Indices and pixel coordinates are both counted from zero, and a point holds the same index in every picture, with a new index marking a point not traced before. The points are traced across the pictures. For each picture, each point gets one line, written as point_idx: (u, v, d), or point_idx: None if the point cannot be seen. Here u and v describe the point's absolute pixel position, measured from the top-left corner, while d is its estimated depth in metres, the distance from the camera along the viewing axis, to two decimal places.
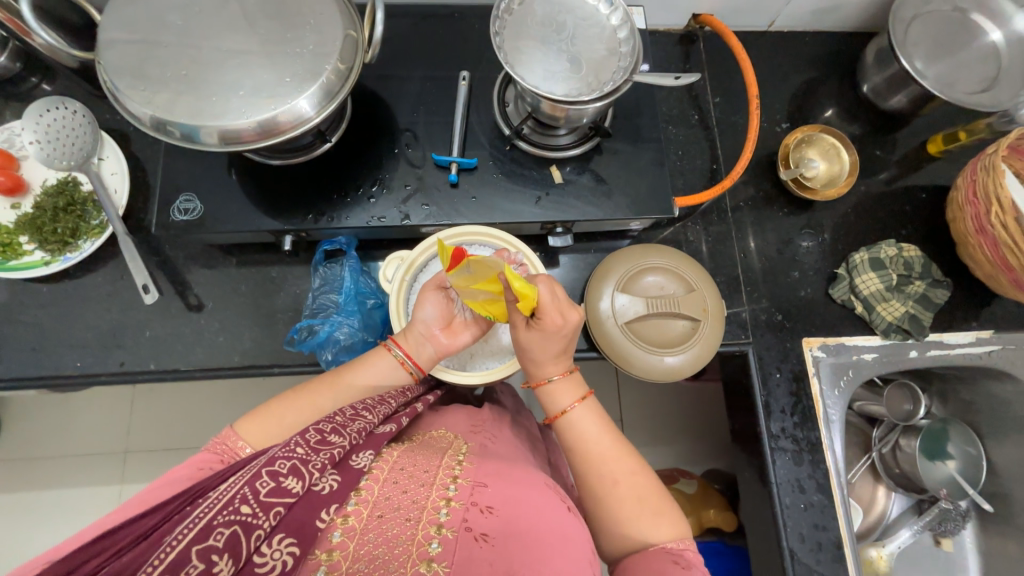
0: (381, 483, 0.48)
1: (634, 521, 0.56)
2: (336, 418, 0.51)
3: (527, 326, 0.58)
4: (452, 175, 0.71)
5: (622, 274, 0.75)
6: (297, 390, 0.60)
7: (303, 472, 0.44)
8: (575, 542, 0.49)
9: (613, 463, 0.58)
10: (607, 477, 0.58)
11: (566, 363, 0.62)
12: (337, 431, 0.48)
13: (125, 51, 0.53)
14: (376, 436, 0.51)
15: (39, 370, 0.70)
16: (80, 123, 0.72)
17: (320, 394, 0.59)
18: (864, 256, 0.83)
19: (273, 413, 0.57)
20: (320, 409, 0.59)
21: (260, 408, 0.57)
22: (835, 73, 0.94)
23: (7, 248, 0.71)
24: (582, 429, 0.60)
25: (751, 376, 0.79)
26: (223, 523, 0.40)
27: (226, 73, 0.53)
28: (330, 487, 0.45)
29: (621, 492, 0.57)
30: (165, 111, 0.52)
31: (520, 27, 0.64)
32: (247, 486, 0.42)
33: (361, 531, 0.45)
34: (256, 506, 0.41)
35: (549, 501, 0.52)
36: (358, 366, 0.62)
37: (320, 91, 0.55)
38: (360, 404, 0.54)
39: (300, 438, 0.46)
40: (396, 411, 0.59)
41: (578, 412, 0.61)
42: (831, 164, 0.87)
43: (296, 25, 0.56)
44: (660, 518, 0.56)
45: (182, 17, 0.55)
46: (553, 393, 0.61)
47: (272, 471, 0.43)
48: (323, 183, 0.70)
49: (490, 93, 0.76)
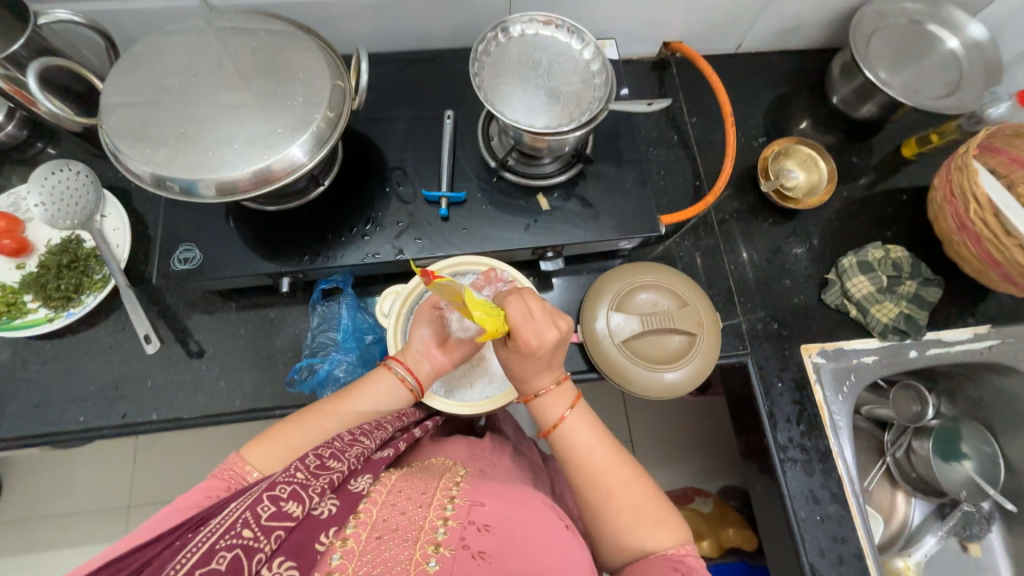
0: (379, 505, 0.48)
1: (631, 529, 0.54)
2: (335, 443, 0.51)
3: (506, 344, 0.58)
4: (442, 209, 0.73)
5: (615, 294, 0.77)
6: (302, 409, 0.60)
7: (303, 496, 0.44)
8: (573, 556, 0.49)
9: (606, 473, 0.57)
10: (600, 487, 0.57)
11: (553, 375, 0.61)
12: (336, 457, 0.49)
13: (127, 115, 0.56)
14: (373, 461, 0.52)
15: (41, 428, 0.71)
16: (84, 183, 0.75)
17: (324, 416, 0.59)
18: (852, 260, 0.84)
19: (281, 437, 0.57)
20: (327, 428, 0.59)
21: (267, 433, 0.57)
22: (805, 87, 0.98)
23: (12, 307, 0.73)
24: (574, 439, 0.59)
25: (753, 386, 0.79)
26: (225, 547, 0.39)
27: (223, 128, 0.56)
28: (329, 511, 0.45)
29: (615, 502, 0.56)
30: (164, 168, 0.55)
31: (499, 67, 0.68)
32: (248, 510, 0.42)
33: (360, 552, 0.44)
34: (257, 530, 0.41)
35: (548, 518, 0.51)
36: (361, 385, 0.62)
37: (311, 138, 0.58)
38: (357, 430, 0.55)
39: (300, 463, 0.47)
40: (393, 436, 0.59)
41: (571, 423, 0.60)
42: (810, 173, 0.89)
43: (286, 81, 0.59)
44: (658, 525, 0.54)
45: (181, 81, 0.58)
46: (542, 407, 0.61)
47: (273, 495, 0.43)
48: (318, 224, 0.72)
49: (474, 128, 0.79)
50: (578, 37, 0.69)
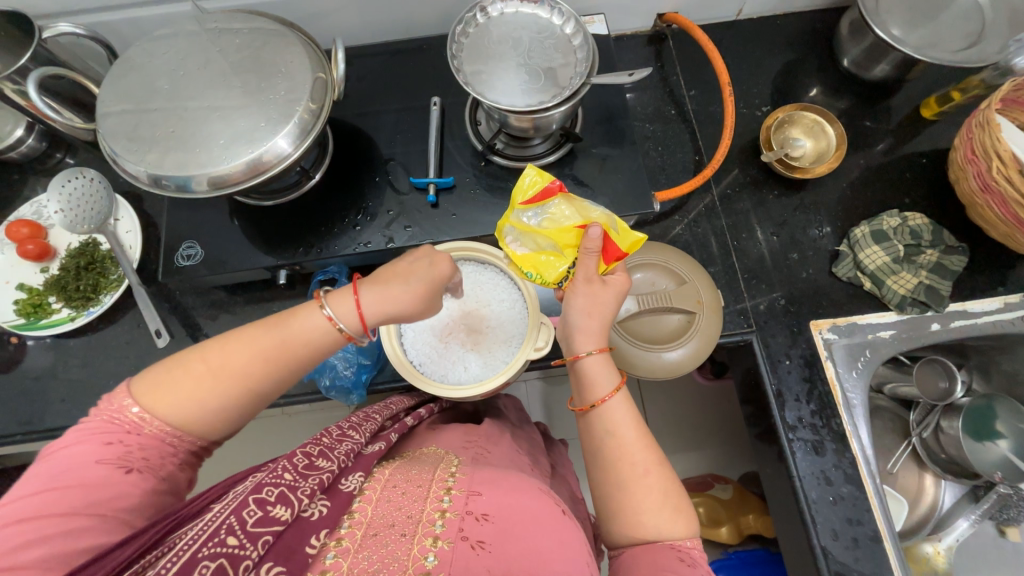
0: (374, 503, 0.49)
1: (655, 515, 0.52)
2: (324, 441, 0.53)
3: (606, 282, 0.61)
4: (430, 196, 0.73)
5: None
6: (200, 348, 0.49)
7: (291, 500, 0.44)
8: (572, 544, 0.49)
9: (622, 464, 0.55)
10: (639, 464, 0.54)
11: (596, 342, 0.59)
12: (325, 457, 0.50)
13: (120, 119, 0.59)
14: (364, 458, 0.54)
15: (69, 419, 0.76)
16: (97, 189, 0.78)
17: (247, 378, 0.50)
18: (865, 230, 0.79)
19: (178, 384, 0.48)
20: (238, 378, 0.49)
21: (161, 374, 0.48)
22: (813, 51, 0.93)
23: (39, 308, 0.78)
24: (616, 419, 0.57)
25: (759, 365, 0.76)
26: (208, 556, 0.39)
27: (209, 126, 0.58)
28: (320, 513, 0.46)
29: (632, 490, 0.54)
30: (157, 167, 0.57)
31: (479, 48, 0.67)
32: (233, 515, 0.42)
33: (355, 551, 0.44)
34: (243, 537, 0.41)
35: (543, 504, 0.51)
36: (283, 329, 0.52)
37: (296, 128, 0.59)
38: (345, 427, 0.57)
39: (288, 464, 0.47)
40: (381, 428, 0.63)
41: (612, 407, 0.57)
42: (817, 141, 0.85)
43: (269, 75, 0.60)
44: (678, 516, 0.53)
45: (169, 82, 0.60)
46: (591, 376, 0.59)
47: (259, 499, 0.43)
48: (311, 217, 0.73)
49: (462, 115, 0.79)
50: (558, 11, 0.68)
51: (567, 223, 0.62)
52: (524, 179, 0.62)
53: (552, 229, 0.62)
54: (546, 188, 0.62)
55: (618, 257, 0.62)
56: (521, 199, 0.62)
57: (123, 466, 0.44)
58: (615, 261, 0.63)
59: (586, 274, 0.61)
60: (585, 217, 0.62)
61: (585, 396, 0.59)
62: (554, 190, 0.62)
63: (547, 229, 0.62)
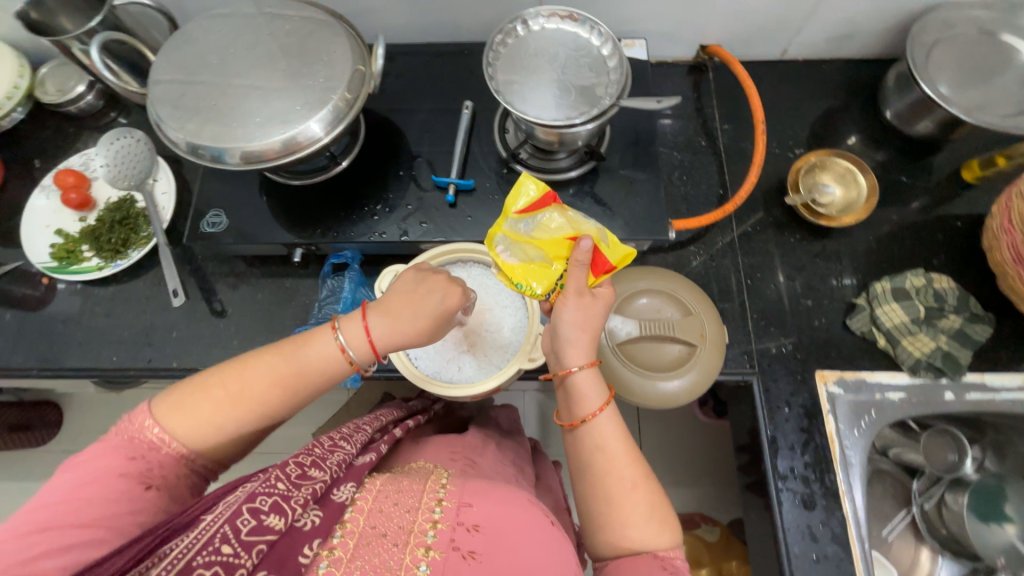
0: (366, 513, 0.50)
1: (638, 528, 0.53)
2: (316, 450, 0.54)
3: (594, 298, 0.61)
4: (450, 196, 0.74)
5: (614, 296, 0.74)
6: (222, 376, 0.53)
7: (284, 509, 0.46)
8: (562, 554, 0.50)
9: (612, 479, 0.55)
10: (627, 478, 0.55)
11: (586, 355, 0.59)
12: (317, 465, 0.51)
13: (170, 87, 0.62)
14: (356, 468, 0.55)
15: (81, 362, 0.80)
16: (140, 148, 0.83)
17: (268, 401, 0.54)
18: (886, 286, 0.77)
19: (201, 410, 0.52)
20: (256, 405, 0.53)
21: (182, 396, 0.52)
22: (855, 99, 0.91)
23: (72, 254, 0.82)
24: (603, 436, 0.56)
25: (756, 408, 0.74)
26: (202, 564, 0.41)
27: (250, 103, 0.61)
28: (312, 522, 0.47)
29: (619, 504, 0.54)
30: (196, 136, 0.60)
31: (516, 59, 0.69)
32: (227, 524, 0.44)
33: (348, 560, 0.46)
34: (237, 545, 0.43)
35: (534, 515, 0.53)
36: (306, 355, 0.56)
37: (330, 115, 0.61)
38: (337, 437, 0.58)
39: (281, 473, 0.49)
40: (373, 439, 0.63)
41: (601, 422, 0.57)
42: (847, 190, 0.83)
43: (311, 61, 0.63)
44: (664, 526, 0.53)
45: (220, 58, 0.64)
46: (581, 392, 0.58)
47: (252, 508, 0.45)
48: (332, 202, 0.76)
49: (493, 121, 0.81)
50: (598, 32, 0.69)
51: (558, 233, 0.61)
52: (518, 188, 0.60)
53: (544, 238, 0.61)
54: (542, 198, 0.61)
55: (607, 272, 0.62)
56: (513, 207, 0.61)
57: (144, 481, 0.49)
58: (603, 275, 0.62)
59: (572, 286, 0.60)
60: (576, 229, 0.61)
61: (574, 412, 0.59)
62: (548, 200, 0.62)
63: (538, 239, 0.61)
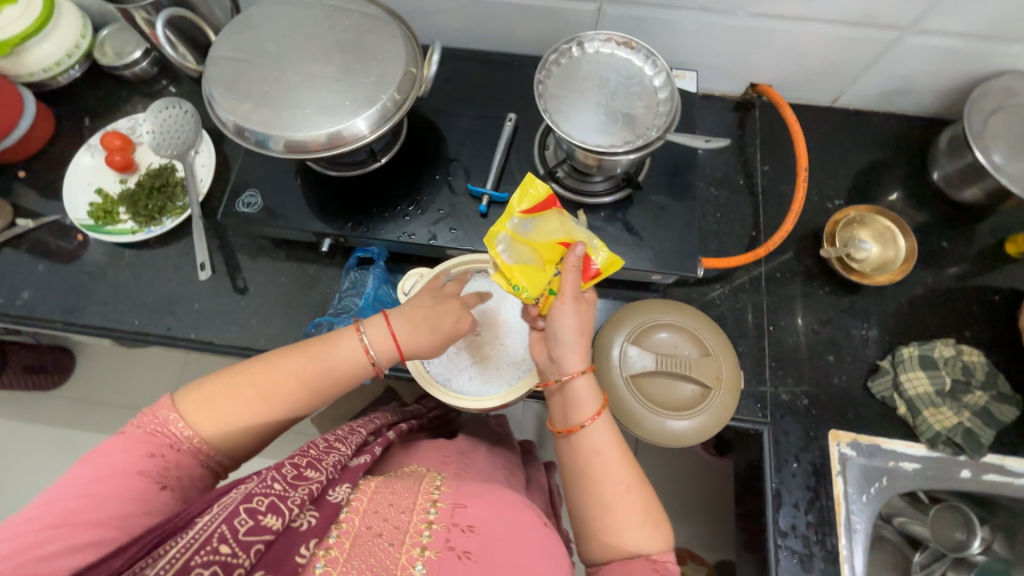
0: (361, 514, 0.50)
1: (632, 529, 0.54)
2: (311, 452, 0.54)
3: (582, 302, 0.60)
4: (482, 206, 0.74)
5: (634, 326, 0.73)
6: (250, 372, 0.56)
7: (281, 509, 0.46)
8: (551, 548, 0.54)
9: (606, 484, 0.56)
10: (616, 484, 0.56)
11: (585, 361, 0.59)
12: (313, 466, 0.51)
13: (225, 67, 0.63)
14: (350, 470, 0.55)
15: (103, 322, 0.81)
16: (188, 121, 0.86)
17: (292, 398, 0.57)
18: (913, 352, 0.75)
19: (227, 403, 0.55)
20: (282, 401, 0.57)
21: (207, 389, 0.55)
22: (903, 156, 0.89)
23: (108, 215, 0.84)
24: (597, 442, 0.57)
25: (764, 460, 0.73)
26: (201, 564, 0.42)
27: (300, 92, 0.62)
28: (309, 523, 0.47)
29: (612, 507, 0.55)
30: (245, 120, 0.61)
31: (567, 79, 0.68)
32: (224, 524, 0.44)
33: (344, 561, 0.47)
34: (235, 545, 0.43)
35: (525, 519, 0.55)
36: (330, 357, 0.59)
37: (376, 114, 0.62)
38: (331, 438, 0.59)
39: (277, 474, 0.49)
40: (365, 441, 0.63)
41: (595, 428, 0.57)
42: (884, 249, 0.81)
43: (365, 59, 0.63)
44: (656, 530, 0.55)
45: (276, 45, 0.64)
46: (577, 399, 0.58)
47: (250, 509, 0.45)
48: (366, 198, 0.76)
49: (534, 135, 0.81)
50: (652, 62, 0.68)
51: (552, 238, 0.60)
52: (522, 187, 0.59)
53: (539, 242, 0.60)
54: (541, 200, 0.60)
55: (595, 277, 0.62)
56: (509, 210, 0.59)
57: (160, 481, 0.51)
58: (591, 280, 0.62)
59: (568, 289, 0.59)
60: (569, 235, 0.61)
61: (570, 417, 0.59)
62: (544, 202, 0.61)
63: (532, 243, 0.59)
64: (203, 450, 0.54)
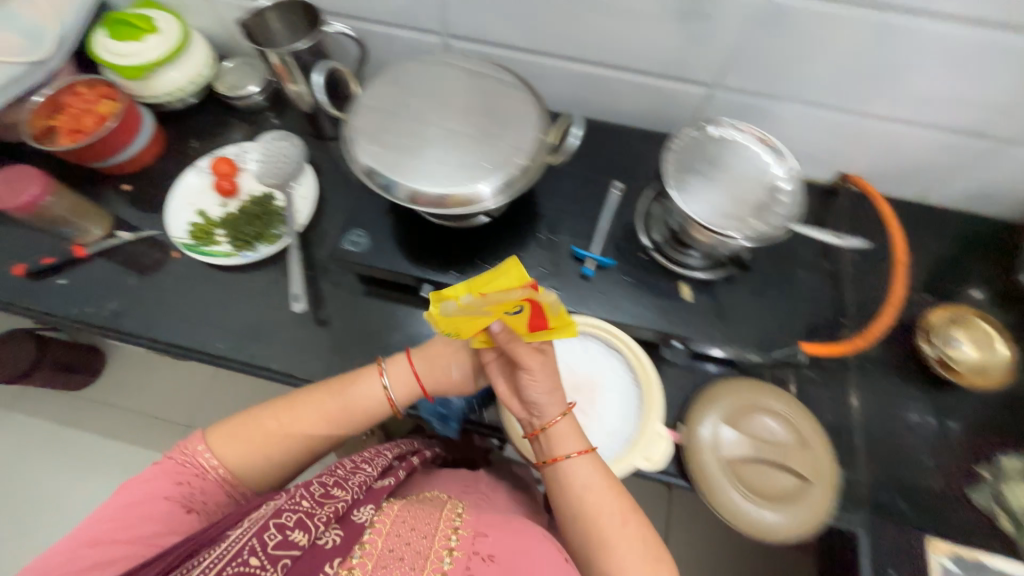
0: (384, 536, 0.53)
1: (635, 568, 0.55)
2: (338, 472, 0.59)
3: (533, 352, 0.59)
4: (586, 269, 0.75)
5: (729, 407, 0.72)
6: (273, 409, 0.64)
7: (308, 526, 0.51)
8: None
9: (602, 516, 0.57)
10: (620, 517, 0.57)
11: (561, 402, 0.61)
12: (340, 486, 0.56)
13: (367, 116, 0.66)
14: (374, 491, 0.59)
15: (184, 342, 0.80)
16: (293, 152, 0.90)
17: (311, 432, 0.64)
18: (1016, 464, 0.73)
19: (251, 438, 0.62)
20: (303, 435, 0.63)
21: (233, 425, 0.63)
22: (995, 256, 0.88)
23: (206, 236, 0.85)
24: (583, 478, 0.59)
25: (860, 565, 0.68)
26: (231, 574, 0.46)
27: (436, 151, 0.63)
28: (333, 541, 0.51)
29: (612, 545, 0.56)
30: (380, 169, 0.63)
31: (691, 160, 0.70)
32: (255, 538, 0.49)
33: None
34: (263, 558, 0.48)
35: (546, 548, 0.56)
36: (348, 394, 0.65)
37: (502, 183, 0.62)
38: (358, 460, 0.63)
39: (305, 492, 0.54)
40: (392, 465, 0.67)
41: (579, 464, 0.59)
42: (982, 352, 0.80)
43: (501, 129, 0.65)
44: (659, 565, 0.56)
45: (415, 102, 0.67)
46: (559, 437, 0.60)
47: (279, 524, 0.50)
48: (470, 249, 0.78)
49: (636, 203, 0.81)
50: (776, 156, 0.71)
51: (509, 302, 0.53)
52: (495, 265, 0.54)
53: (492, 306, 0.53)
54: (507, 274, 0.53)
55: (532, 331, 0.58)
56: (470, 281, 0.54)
57: (186, 506, 0.58)
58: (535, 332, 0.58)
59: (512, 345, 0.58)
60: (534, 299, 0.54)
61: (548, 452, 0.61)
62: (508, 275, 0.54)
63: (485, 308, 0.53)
64: (229, 481, 0.61)
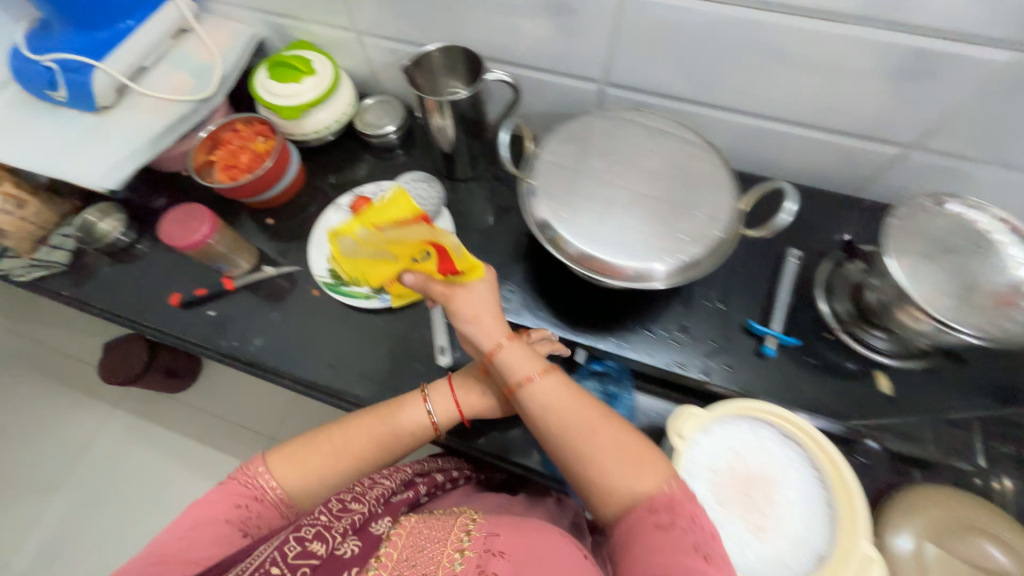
0: (399, 546, 0.54)
1: (616, 474, 0.51)
2: (355, 489, 0.63)
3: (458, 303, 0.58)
4: (770, 348, 0.69)
5: (932, 521, 0.59)
6: (328, 432, 0.64)
7: (326, 536, 0.53)
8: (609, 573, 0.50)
9: (571, 428, 0.53)
10: (587, 428, 0.53)
11: (534, 363, 0.56)
12: (357, 500, 0.60)
13: (551, 170, 0.63)
14: (393, 505, 0.62)
15: (325, 383, 0.80)
16: (433, 195, 0.89)
17: (357, 454, 0.64)
18: None
19: (309, 462, 0.62)
20: (355, 459, 0.64)
21: (292, 450, 0.63)
22: None
23: (346, 276, 0.85)
24: (541, 396, 0.55)
25: None
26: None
27: (621, 217, 0.60)
28: (351, 550, 0.53)
29: (593, 456, 0.52)
30: (559, 223, 0.60)
31: (911, 237, 0.61)
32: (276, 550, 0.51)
33: None
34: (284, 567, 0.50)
35: (569, 550, 0.54)
36: (394, 417, 0.66)
37: (682, 264, 0.57)
38: (374, 478, 0.67)
39: (324, 509, 0.57)
40: (412, 480, 0.70)
41: (539, 385, 0.55)
42: None
43: (692, 201, 0.60)
44: (643, 470, 0.52)
45: (599, 160, 0.64)
46: (508, 363, 0.57)
47: (298, 536, 0.52)
48: (631, 313, 0.74)
49: (815, 275, 0.74)
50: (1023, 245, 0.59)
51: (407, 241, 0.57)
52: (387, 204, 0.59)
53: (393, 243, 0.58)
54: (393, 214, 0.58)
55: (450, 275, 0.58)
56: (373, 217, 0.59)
57: (242, 530, 0.59)
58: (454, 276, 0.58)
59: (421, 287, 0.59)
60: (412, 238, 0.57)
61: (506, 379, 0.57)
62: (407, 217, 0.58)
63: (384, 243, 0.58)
64: (285, 502, 0.62)
